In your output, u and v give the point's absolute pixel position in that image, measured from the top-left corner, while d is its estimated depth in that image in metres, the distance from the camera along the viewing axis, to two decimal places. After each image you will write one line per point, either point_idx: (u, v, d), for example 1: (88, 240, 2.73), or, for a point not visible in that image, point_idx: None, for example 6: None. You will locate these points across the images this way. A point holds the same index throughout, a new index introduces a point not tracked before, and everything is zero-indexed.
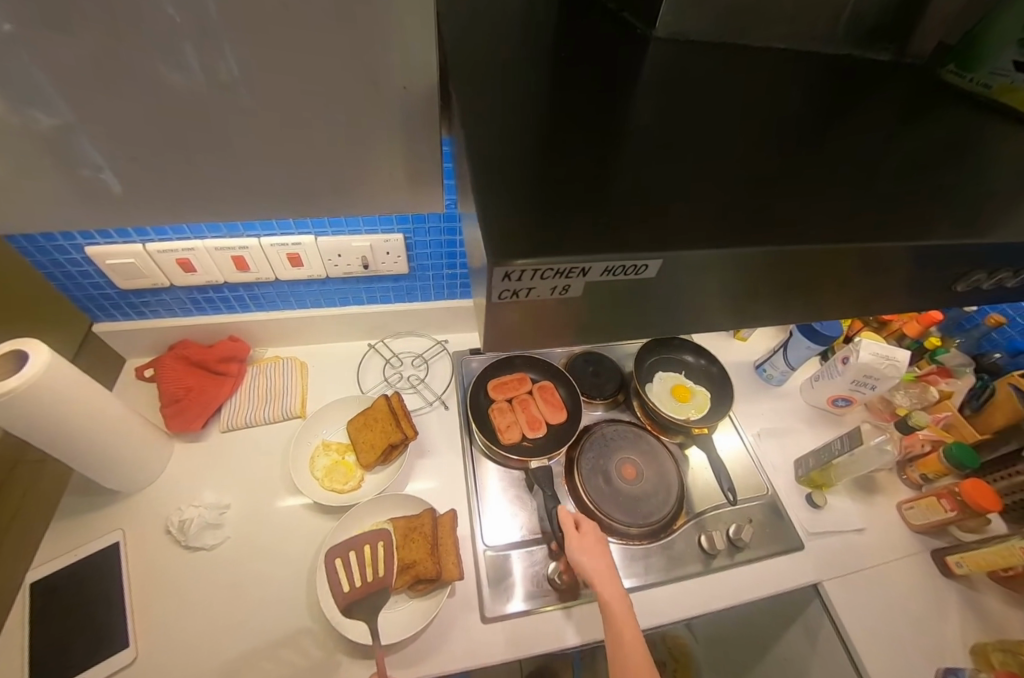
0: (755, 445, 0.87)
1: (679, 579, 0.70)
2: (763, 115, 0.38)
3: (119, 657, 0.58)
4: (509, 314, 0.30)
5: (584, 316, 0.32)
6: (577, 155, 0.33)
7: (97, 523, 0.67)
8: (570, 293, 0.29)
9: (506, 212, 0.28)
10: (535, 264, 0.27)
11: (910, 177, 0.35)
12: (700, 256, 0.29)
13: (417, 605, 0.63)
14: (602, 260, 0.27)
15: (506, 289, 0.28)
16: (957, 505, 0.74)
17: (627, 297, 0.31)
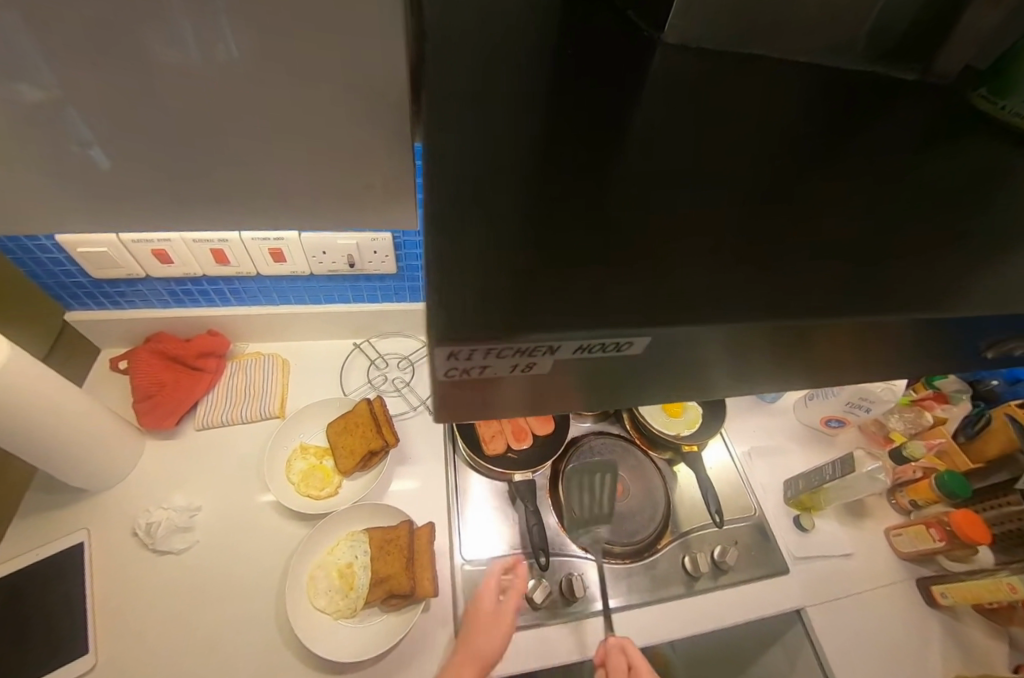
0: (745, 462, 0.85)
1: (661, 601, 0.69)
2: (776, 137, 0.35)
3: (78, 664, 0.56)
4: (461, 394, 0.24)
5: (553, 392, 0.26)
6: (533, 186, 0.28)
7: (62, 522, 0.64)
8: (536, 370, 0.24)
9: (450, 268, 0.24)
10: (489, 344, 0.21)
11: (934, 215, 0.32)
12: (684, 332, 0.23)
13: (389, 621, 0.61)
14: (577, 337, 0.22)
15: (455, 370, 0.22)
16: (946, 535, 0.73)
17: (605, 373, 0.25)
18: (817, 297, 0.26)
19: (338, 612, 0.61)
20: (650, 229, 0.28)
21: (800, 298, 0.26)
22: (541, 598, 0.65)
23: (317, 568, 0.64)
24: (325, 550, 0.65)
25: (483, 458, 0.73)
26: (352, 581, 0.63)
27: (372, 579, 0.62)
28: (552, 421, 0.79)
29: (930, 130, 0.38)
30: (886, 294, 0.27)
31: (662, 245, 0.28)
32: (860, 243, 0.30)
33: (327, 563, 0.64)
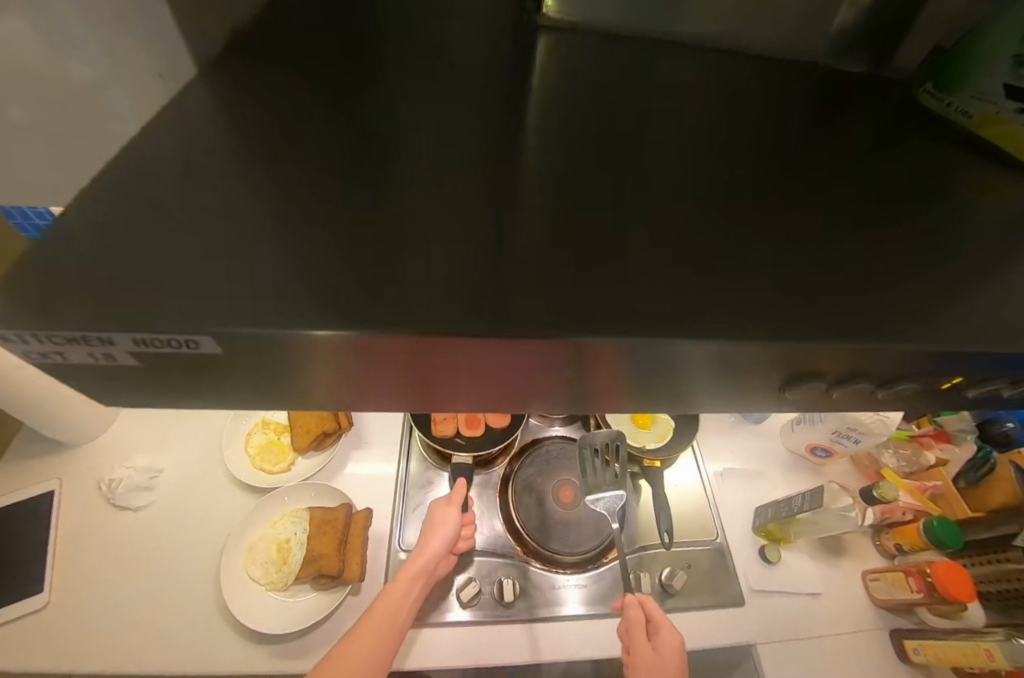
0: (715, 484, 0.80)
1: (600, 616, 0.67)
2: (677, 151, 0.34)
3: (31, 602, 0.60)
4: (74, 373, 0.24)
5: (185, 381, 0.26)
6: (233, 179, 0.27)
7: (40, 469, 0.70)
8: (125, 361, 0.23)
9: (66, 249, 0.23)
10: (38, 331, 0.21)
11: (818, 234, 0.30)
12: (469, 340, 0.23)
13: (316, 599, 0.63)
14: (144, 331, 0.22)
15: (34, 352, 0.22)
16: (925, 587, 0.67)
17: (230, 369, 0.25)
18: (640, 310, 0.25)
19: (270, 584, 0.63)
20: (347, 227, 0.27)
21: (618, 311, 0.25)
22: (470, 595, 0.65)
23: (259, 538, 0.66)
24: (268, 523, 0.68)
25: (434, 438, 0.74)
26: (286, 555, 0.65)
27: (307, 556, 0.64)
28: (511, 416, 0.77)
29: (857, 145, 0.35)
30: (725, 316, 0.25)
31: (363, 244, 0.26)
32: (721, 259, 0.28)
33: (269, 535, 0.66)
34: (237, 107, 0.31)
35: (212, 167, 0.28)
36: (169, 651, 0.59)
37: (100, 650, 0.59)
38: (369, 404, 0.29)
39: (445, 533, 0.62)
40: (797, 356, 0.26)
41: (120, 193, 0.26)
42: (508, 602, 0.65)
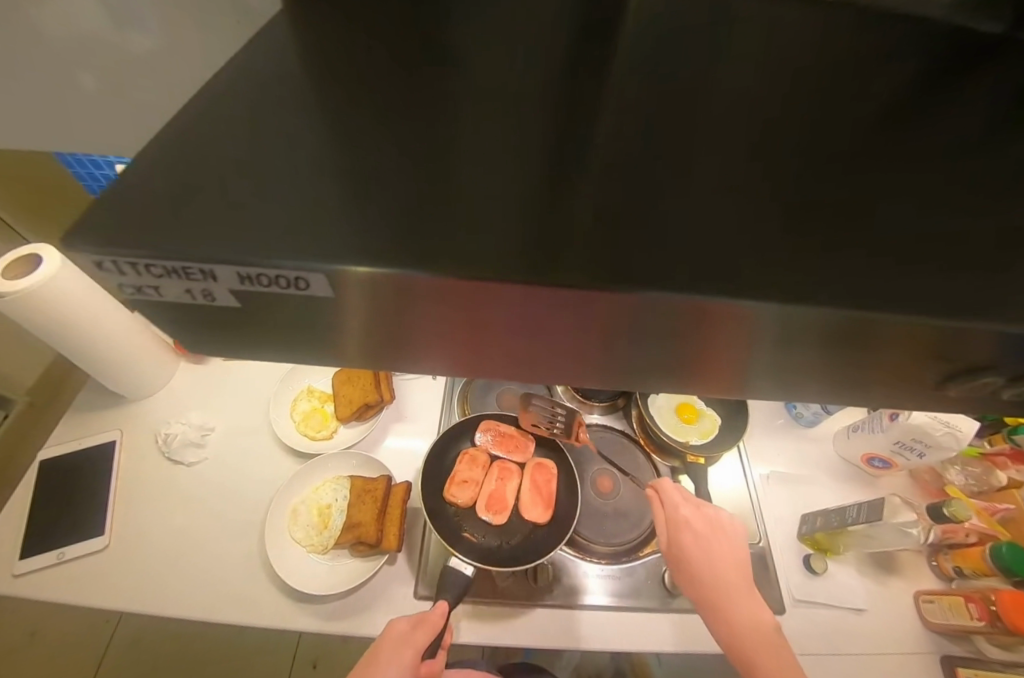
0: (761, 486, 0.77)
1: (632, 610, 0.65)
2: (801, 97, 0.30)
3: (94, 542, 0.64)
4: (175, 312, 0.24)
5: (274, 328, 0.25)
6: (277, 111, 0.26)
7: (104, 419, 0.74)
8: (223, 301, 0.23)
9: (139, 179, 0.22)
10: (123, 256, 0.20)
11: (916, 194, 0.26)
12: (502, 285, 0.21)
13: (353, 564, 0.64)
14: (225, 261, 0.21)
15: (124, 284, 0.22)
16: (988, 614, 0.62)
17: (319, 317, 0.24)
18: (696, 262, 0.22)
19: (311, 546, 0.65)
20: (424, 167, 0.24)
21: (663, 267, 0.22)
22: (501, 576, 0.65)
23: (300, 501, 0.68)
24: (310, 487, 0.70)
25: (445, 521, 0.66)
26: (327, 520, 0.67)
27: (347, 522, 0.65)
28: (539, 511, 0.68)
29: (961, 108, 0.31)
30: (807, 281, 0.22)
31: (442, 187, 0.24)
32: (796, 213, 0.24)
33: (310, 499, 0.68)
34: (313, 44, 0.29)
35: (262, 99, 0.26)
36: (217, 599, 0.62)
37: (156, 591, 0.62)
38: (401, 365, 0.28)
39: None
40: (935, 338, 0.23)
41: (227, 128, 0.25)
42: (541, 585, 0.65)
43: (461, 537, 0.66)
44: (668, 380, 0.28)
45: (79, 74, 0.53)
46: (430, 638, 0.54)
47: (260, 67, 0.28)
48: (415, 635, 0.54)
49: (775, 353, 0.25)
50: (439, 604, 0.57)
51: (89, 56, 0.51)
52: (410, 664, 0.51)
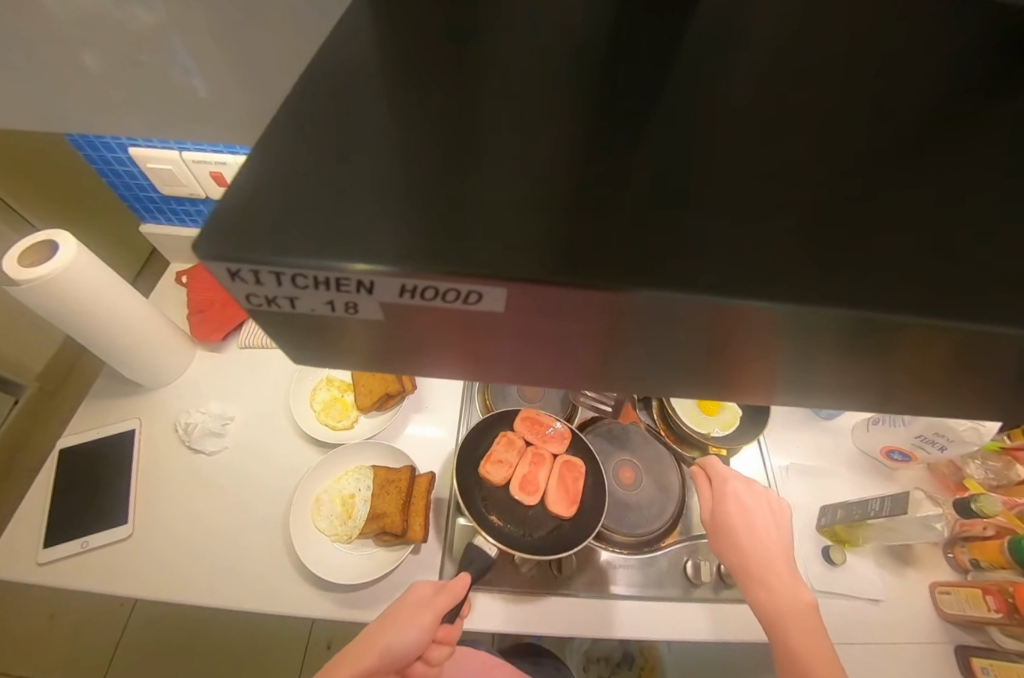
0: (781, 478, 0.77)
1: (653, 599, 0.66)
2: (895, 86, 0.28)
3: (118, 531, 0.64)
4: (293, 320, 0.22)
5: (407, 340, 0.23)
6: (381, 105, 0.24)
7: (121, 407, 0.74)
8: (366, 314, 0.21)
9: (261, 181, 0.21)
10: (269, 265, 0.19)
11: (989, 189, 0.24)
12: (500, 287, 0.19)
13: (379, 555, 0.65)
14: (367, 269, 0.19)
15: (254, 294, 0.21)
16: (1005, 607, 0.64)
17: (464, 330, 0.22)
18: (761, 265, 0.21)
19: (335, 535, 0.65)
20: (555, 168, 0.23)
21: (718, 270, 0.21)
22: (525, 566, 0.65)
23: (323, 491, 0.68)
24: (331, 478, 0.69)
25: (471, 500, 0.65)
26: (351, 510, 0.67)
27: (371, 512, 0.65)
28: (570, 503, 0.66)
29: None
30: (887, 288, 0.21)
31: (570, 187, 0.23)
32: (883, 215, 0.23)
33: (333, 489, 0.68)
34: (371, 27, 0.28)
35: (352, 88, 0.24)
36: (244, 588, 0.62)
37: (181, 580, 0.62)
38: (405, 367, 0.26)
39: (401, 651, 0.50)
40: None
41: (335, 123, 0.23)
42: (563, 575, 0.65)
43: (486, 522, 0.64)
44: (735, 391, 0.27)
45: (78, 51, 0.50)
46: (450, 604, 0.55)
47: (341, 54, 0.26)
48: (436, 599, 0.55)
49: (846, 367, 0.24)
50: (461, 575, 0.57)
51: (103, 30, 0.49)
52: (430, 625, 0.52)
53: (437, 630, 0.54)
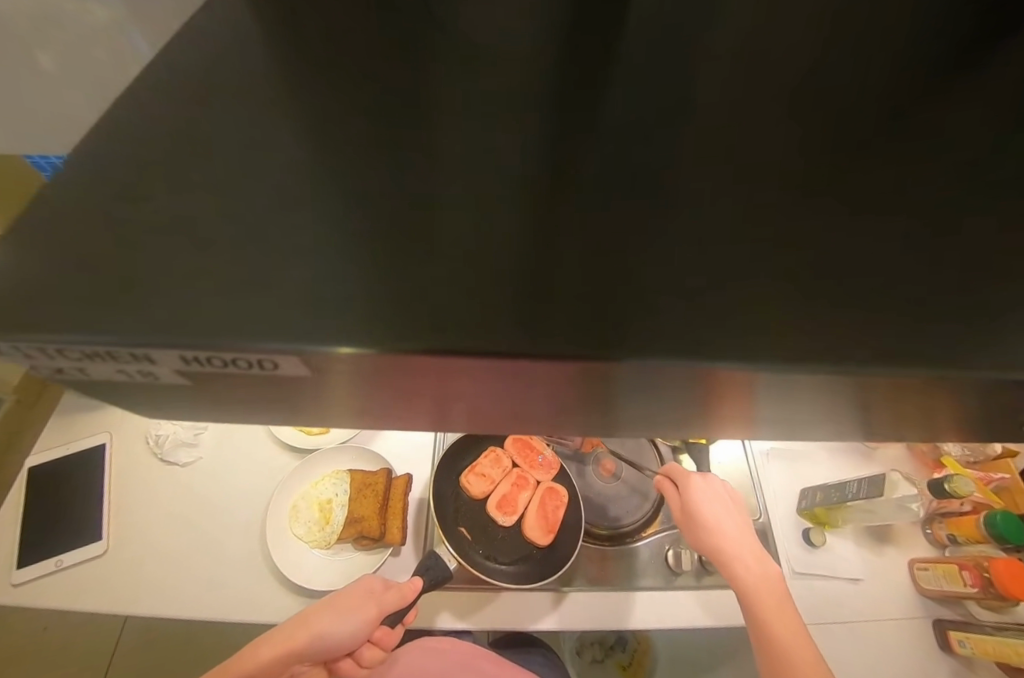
0: (761, 462, 0.77)
1: (637, 590, 0.66)
2: (822, 101, 0.28)
3: (93, 547, 0.63)
4: (104, 384, 0.22)
5: (235, 398, 0.23)
6: (202, 153, 0.23)
7: (91, 421, 0.72)
8: (168, 379, 0.21)
9: (29, 248, 0.20)
10: (30, 342, 0.19)
11: (906, 210, 0.24)
12: (340, 359, 0.19)
13: (358, 560, 0.64)
14: (138, 342, 0.19)
15: (43, 367, 0.20)
16: (981, 582, 0.64)
17: (283, 389, 0.22)
18: (650, 311, 0.21)
19: (314, 542, 0.65)
20: (380, 212, 0.22)
21: (582, 319, 0.20)
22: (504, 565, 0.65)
23: (301, 498, 0.67)
24: (308, 483, 0.69)
25: (446, 509, 0.67)
26: (329, 516, 0.66)
27: (349, 516, 0.65)
28: (546, 529, 0.66)
29: (967, 97, 0.28)
30: (788, 322, 0.21)
31: (398, 234, 0.22)
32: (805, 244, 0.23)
33: (310, 495, 0.67)
34: (295, 58, 0.27)
35: (255, 132, 0.24)
36: (222, 599, 0.62)
37: (155, 596, 0.62)
38: (308, 415, 0.26)
39: (328, 641, 0.50)
40: (957, 388, 0.22)
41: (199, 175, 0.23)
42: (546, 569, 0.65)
43: (455, 532, 0.65)
44: (682, 414, 0.26)
45: (33, 51, 0.48)
46: (395, 604, 0.54)
47: (251, 91, 0.26)
48: (385, 595, 0.54)
49: (777, 394, 0.23)
50: (414, 579, 0.57)
51: (36, 37, 0.47)
52: (370, 621, 0.52)
53: (375, 629, 0.54)
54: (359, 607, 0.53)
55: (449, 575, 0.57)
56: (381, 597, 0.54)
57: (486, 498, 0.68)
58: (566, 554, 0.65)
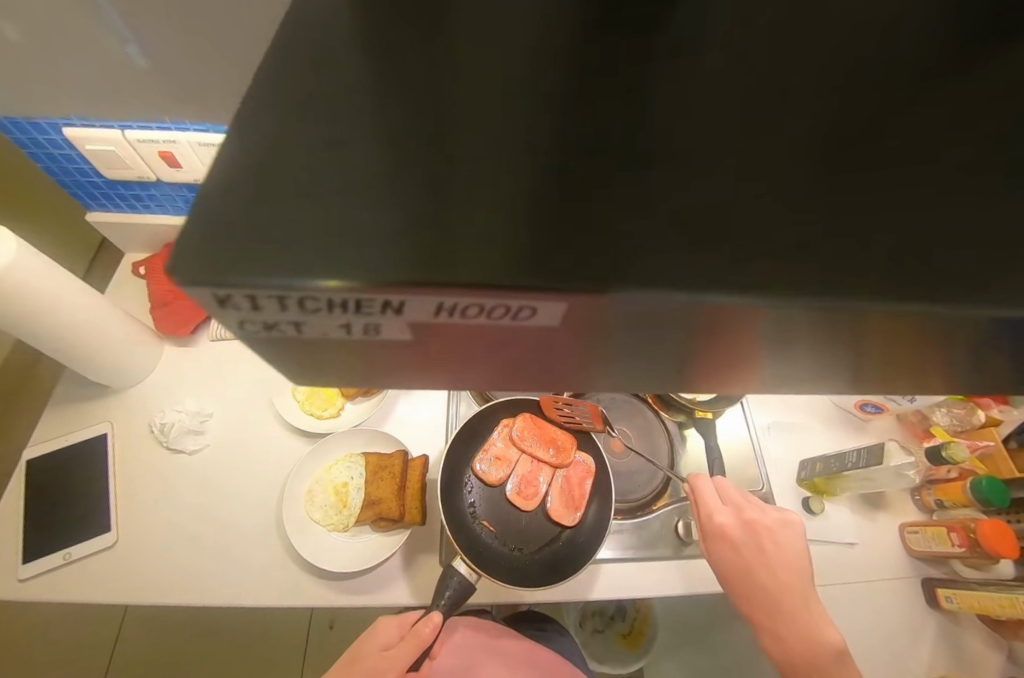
0: (763, 435, 0.80)
1: (645, 560, 0.69)
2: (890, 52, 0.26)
3: (102, 540, 0.62)
4: (314, 345, 0.21)
5: (434, 358, 0.22)
6: (341, 103, 0.22)
7: (90, 411, 0.70)
8: (394, 336, 0.20)
9: (239, 199, 0.19)
10: (269, 289, 0.17)
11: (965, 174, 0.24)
12: (584, 304, 0.18)
13: (377, 541, 0.65)
14: (397, 289, 0.17)
15: (263, 323, 0.19)
16: (968, 542, 0.69)
17: (499, 347, 0.21)
18: (707, 256, 0.20)
19: (331, 525, 0.65)
20: (467, 163, 0.21)
21: (648, 262, 0.19)
22: (530, 549, 0.66)
23: (315, 483, 0.67)
24: (321, 468, 0.68)
25: (459, 501, 0.67)
26: (345, 499, 0.66)
27: (365, 500, 0.65)
28: (573, 507, 0.67)
29: None
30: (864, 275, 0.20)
31: (476, 184, 0.21)
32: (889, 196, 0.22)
33: (324, 479, 0.67)
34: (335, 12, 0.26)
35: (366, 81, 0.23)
36: (244, 585, 0.61)
37: (172, 587, 0.61)
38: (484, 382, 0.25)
39: None
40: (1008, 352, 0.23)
41: (340, 121, 0.22)
42: (567, 551, 0.66)
43: (476, 524, 0.66)
44: (736, 386, 0.27)
45: None
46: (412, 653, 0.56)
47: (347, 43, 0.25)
48: (399, 646, 0.56)
49: (833, 363, 0.24)
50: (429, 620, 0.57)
51: None
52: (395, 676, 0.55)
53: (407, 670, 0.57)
54: (381, 660, 0.55)
55: (467, 590, 0.57)
56: (398, 645, 0.56)
57: (504, 483, 0.69)
58: (591, 538, 0.67)
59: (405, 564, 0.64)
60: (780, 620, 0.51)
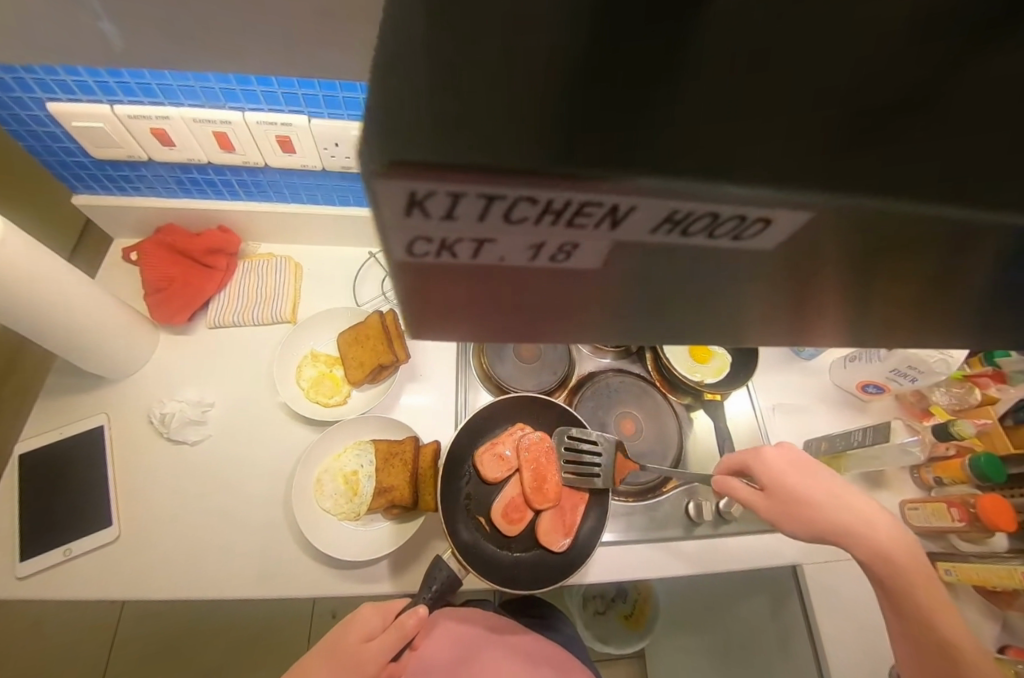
0: (768, 416, 0.81)
1: (655, 541, 0.69)
2: None
3: (103, 534, 0.60)
4: (481, 283, 0.13)
5: (637, 305, 0.15)
6: None
7: (85, 403, 0.67)
8: (617, 272, 0.13)
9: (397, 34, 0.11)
10: (483, 177, 0.09)
11: None
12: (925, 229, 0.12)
13: (389, 529, 0.64)
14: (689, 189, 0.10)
15: (435, 242, 0.11)
16: (968, 517, 0.70)
17: (741, 290, 0.15)
18: None
19: (342, 514, 0.64)
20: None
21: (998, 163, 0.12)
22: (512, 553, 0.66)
23: (324, 471, 0.65)
24: (330, 456, 0.67)
25: (456, 492, 0.66)
26: (356, 488, 0.65)
27: (376, 488, 0.63)
28: (562, 530, 0.66)
29: None
30: None
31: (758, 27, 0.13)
32: None
33: (334, 469, 0.66)
34: None
35: None
36: (254, 576, 0.60)
37: (179, 580, 0.59)
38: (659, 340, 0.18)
39: None
40: None
41: None
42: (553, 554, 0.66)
43: (467, 519, 0.65)
44: None
45: None
46: (396, 644, 0.53)
47: None
48: (382, 637, 0.54)
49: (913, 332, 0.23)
50: (414, 610, 0.55)
51: None
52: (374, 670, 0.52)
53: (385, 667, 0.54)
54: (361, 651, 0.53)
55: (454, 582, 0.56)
56: (380, 637, 0.54)
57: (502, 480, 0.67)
58: (576, 559, 0.66)
59: (413, 552, 0.64)
60: (849, 532, 0.48)
